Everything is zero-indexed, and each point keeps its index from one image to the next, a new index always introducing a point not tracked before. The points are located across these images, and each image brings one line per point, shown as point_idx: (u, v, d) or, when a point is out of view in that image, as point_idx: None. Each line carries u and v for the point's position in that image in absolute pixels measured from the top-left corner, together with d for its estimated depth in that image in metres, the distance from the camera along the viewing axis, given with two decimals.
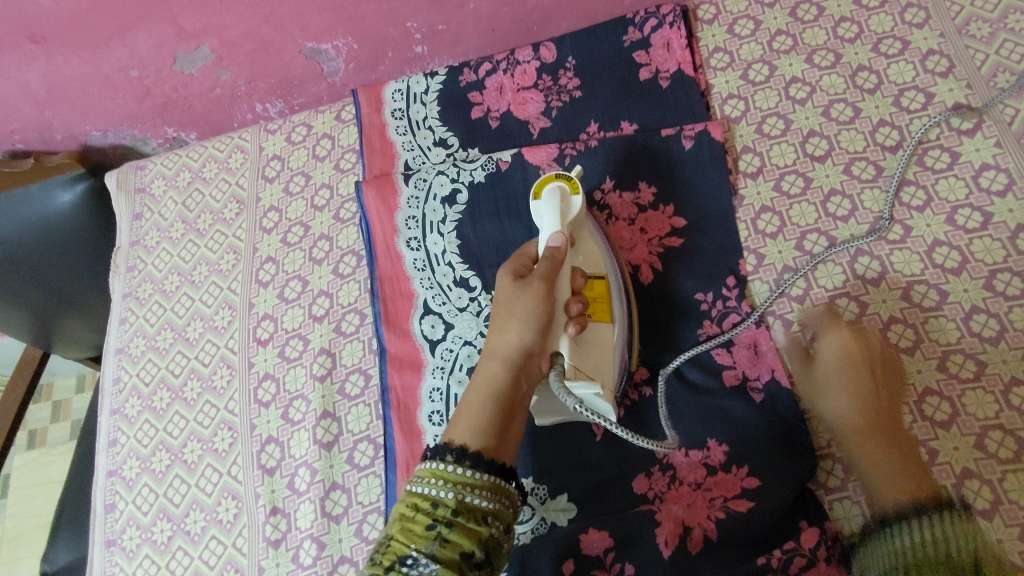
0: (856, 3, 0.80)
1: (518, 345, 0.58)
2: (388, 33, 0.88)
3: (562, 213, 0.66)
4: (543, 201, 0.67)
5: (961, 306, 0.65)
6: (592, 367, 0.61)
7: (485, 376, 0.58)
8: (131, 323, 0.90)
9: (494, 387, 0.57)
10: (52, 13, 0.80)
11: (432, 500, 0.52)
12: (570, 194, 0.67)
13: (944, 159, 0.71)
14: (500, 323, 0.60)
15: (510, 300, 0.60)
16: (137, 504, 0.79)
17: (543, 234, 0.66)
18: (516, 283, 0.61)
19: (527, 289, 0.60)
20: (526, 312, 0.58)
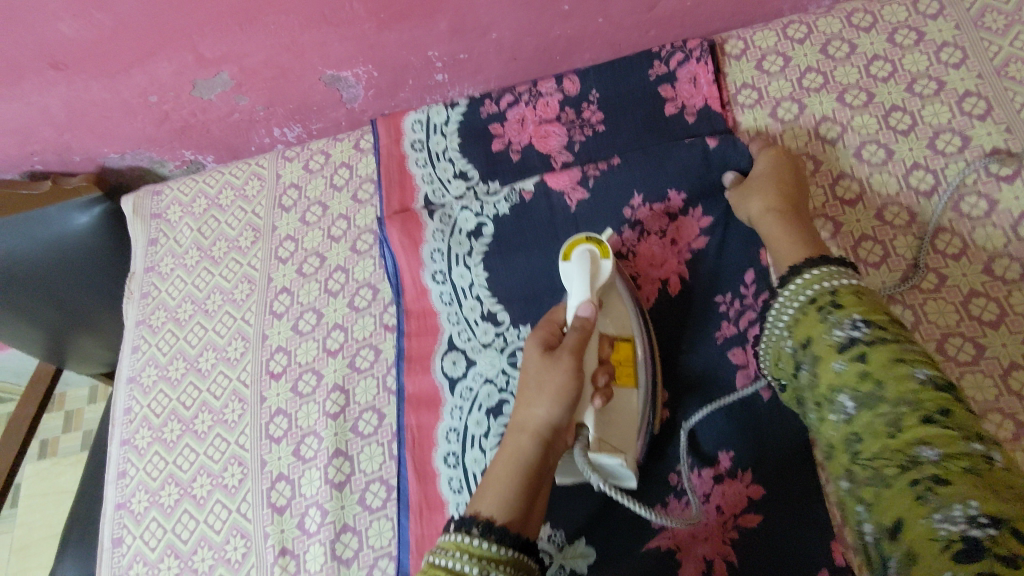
0: (889, 41, 0.78)
1: (546, 421, 0.59)
2: (409, 61, 0.86)
3: (592, 276, 0.65)
4: (572, 263, 0.66)
5: (999, 361, 0.63)
6: (620, 439, 0.61)
7: (513, 449, 0.59)
8: (143, 352, 0.89)
9: (521, 461, 0.58)
10: (75, 40, 0.80)
11: (455, 574, 0.51)
12: (600, 258, 0.66)
13: (981, 206, 0.69)
14: (528, 395, 0.61)
15: (539, 373, 0.61)
16: (145, 539, 0.78)
17: (572, 300, 0.65)
18: (546, 355, 0.61)
19: (557, 363, 0.60)
20: (555, 388, 0.59)
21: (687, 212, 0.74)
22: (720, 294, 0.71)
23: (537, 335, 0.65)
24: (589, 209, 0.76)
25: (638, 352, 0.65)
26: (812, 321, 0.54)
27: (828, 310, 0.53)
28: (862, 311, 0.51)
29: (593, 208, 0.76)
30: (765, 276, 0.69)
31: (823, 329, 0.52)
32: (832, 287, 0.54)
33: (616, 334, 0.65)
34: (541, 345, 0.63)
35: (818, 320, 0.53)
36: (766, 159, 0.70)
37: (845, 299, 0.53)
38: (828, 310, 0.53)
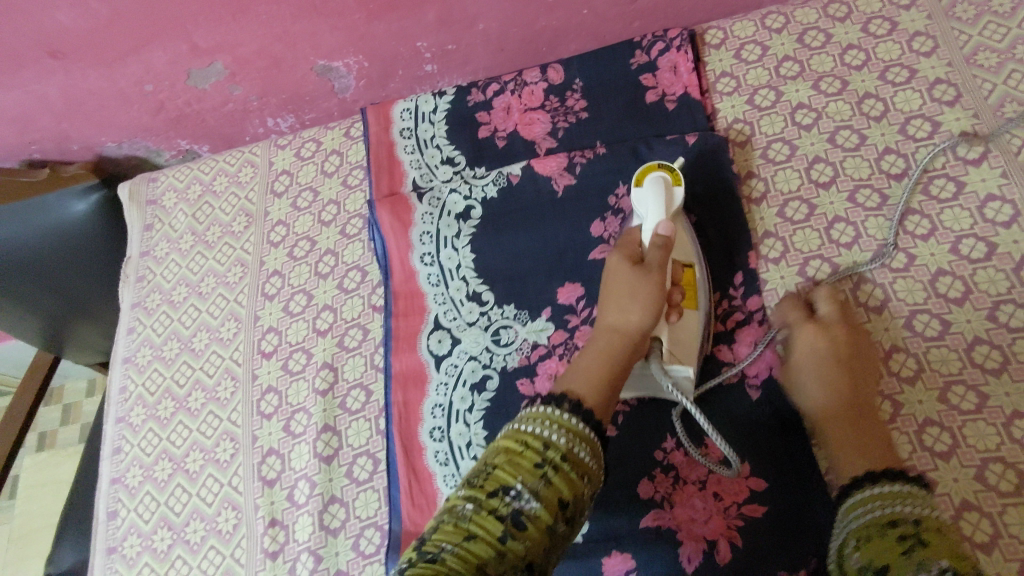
0: (863, 31, 0.80)
1: (636, 326, 0.61)
2: (399, 51, 0.89)
3: (667, 201, 0.67)
4: (646, 189, 0.69)
5: (964, 337, 0.65)
6: (685, 353, 0.66)
7: (605, 347, 0.61)
8: (138, 333, 0.91)
9: (611, 361, 0.60)
10: (73, 29, 0.82)
11: (543, 441, 0.53)
12: (673, 186, 0.68)
13: (949, 189, 0.71)
14: (617, 301, 0.63)
15: (632, 280, 0.63)
16: (138, 512, 0.80)
17: (647, 223, 0.67)
18: (635, 265, 0.64)
19: (649, 275, 0.63)
20: (647, 297, 0.62)
21: None
22: (709, 293, 0.73)
23: (619, 249, 0.67)
24: (574, 193, 0.78)
25: (700, 279, 0.69)
26: (891, 543, 0.48)
27: (912, 544, 0.47)
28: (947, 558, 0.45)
29: (579, 191, 0.78)
30: (752, 280, 0.72)
31: (903, 561, 0.46)
32: (912, 513, 0.50)
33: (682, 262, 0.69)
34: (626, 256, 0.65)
35: (887, 534, 0.49)
36: (811, 336, 0.64)
37: (931, 538, 0.47)
38: (909, 538, 0.48)
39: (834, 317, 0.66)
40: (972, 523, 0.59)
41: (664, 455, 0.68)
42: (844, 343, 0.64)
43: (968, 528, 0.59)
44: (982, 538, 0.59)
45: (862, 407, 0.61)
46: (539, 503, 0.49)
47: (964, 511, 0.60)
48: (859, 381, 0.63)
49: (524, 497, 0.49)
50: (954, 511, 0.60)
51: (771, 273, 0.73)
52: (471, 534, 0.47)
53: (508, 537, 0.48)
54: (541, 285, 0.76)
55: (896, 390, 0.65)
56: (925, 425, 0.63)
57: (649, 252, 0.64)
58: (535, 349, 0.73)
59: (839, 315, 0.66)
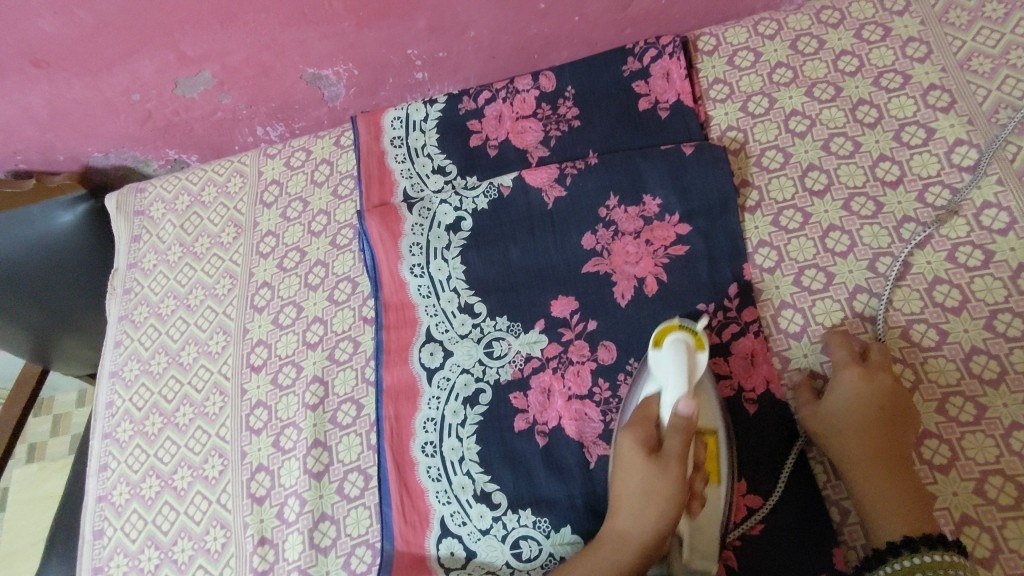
0: (856, 37, 0.80)
1: (647, 535, 0.57)
2: (389, 59, 0.88)
3: (689, 372, 0.59)
4: (665, 353, 0.60)
5: (961, 347, 0.64)
6: (706, 544, 0.60)
7: (614, 561, 0.58)
8: (126, 346, 0.89)
9: (616, 570, 0.57)
10: (57, 37, 0.81)
11: None
12: (695, 350, 0.60)
13: (944, 196, 0.70)
14: (629, 496, 0.58)
15: (646, 477, 0.57)
16: (126, 530, 0.79)
17: (666, 396, 0.59)
18: (651, 455, 0.58)
19: (666, 474, 0.56)
20: (661, 500, 0.57)
21: (661, 205, 0.75)
22: (704, 302, 0.71)
23: (633, 422, 0.61)
24: (568, 203, 0.77)
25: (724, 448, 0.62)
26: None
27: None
28: None
29: (572, 200, 0.77)
30: (747, 290, 0.71)
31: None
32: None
33: (704, 428, 0.62)
34: (640, 440, 0.59)
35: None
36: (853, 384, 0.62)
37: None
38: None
39: (880, 363, 0.63)
40: (972, 538, 0.58)
41: None
42: (890, 392, 0.61)
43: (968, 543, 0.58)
44: (982, 553, 0.58)
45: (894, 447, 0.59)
46: None
47: (964, 526, 0.59)
48: (899, 430, 0.60)
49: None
50: (954, 526, 0.59)
51: (766, 283, 0.72)
52: None
53: None
54: (534, 297, 0.75)
55: None
56: (924, 438, 0.62)
57: (667, 438, 0.58)
58: (528, 362, 0.72)
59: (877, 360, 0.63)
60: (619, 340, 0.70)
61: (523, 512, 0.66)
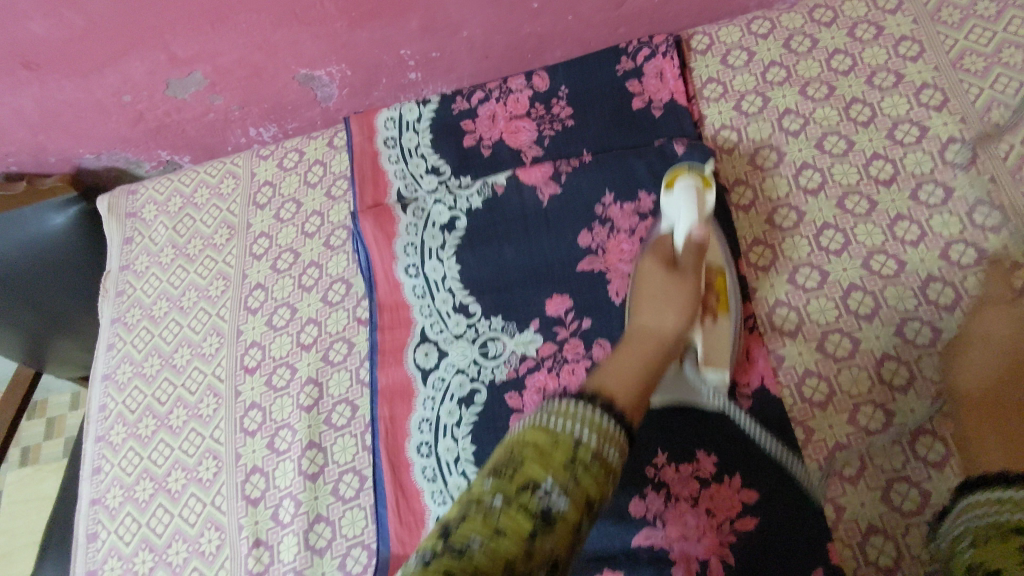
0: (849, 36, 0.80)
1: (676, 332, 0.55)
2: (382, 60, 0.88)
3: (699, 205, 0.63)
4: (677, 194, 0.64)
5: (955, 344, 0.64)
6: (720, 358, 0.64)
7: (644, 350, 0.53)
8: (118, 349, 0.89)
9: (650, 358, 0.52)
10: (46, 39, 0.80)
11: (573, 439, 0.41)
12: (704, 190, 0.65)
13: (937, 194, 0.70)
14: (650, 304, 0.57)
15: (668, 284, 0.57)
16: (119, 534, 0.78)
17: (681, 226, 0.62)
18: (669, 270, 0.59)
19: (687, 280, 0.58)
20: (684, 301, 0.56)
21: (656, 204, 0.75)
22: None
23: (650, 253, 0.62)
24: (562, 202, 0.77)
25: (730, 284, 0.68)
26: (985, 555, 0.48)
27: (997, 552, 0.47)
28: None
29: (566, 200, 0.77)
30: (741, 287, 0.72)
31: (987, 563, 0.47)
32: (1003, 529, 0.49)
33: (712, 267, 0.67)
34: (659, 258, 0.60)
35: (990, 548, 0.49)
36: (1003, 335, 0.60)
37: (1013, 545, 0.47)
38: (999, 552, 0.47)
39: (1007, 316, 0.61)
40: None
41: (655, 472, 0.67)
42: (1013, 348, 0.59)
43: None
44: None
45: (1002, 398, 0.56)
46: (565, 507, 0.39)
47: None
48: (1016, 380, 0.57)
49: (554, 495, 0.39)
50: None
51: (760, 281, 0.72)
52: (500, 531, 0.37)
53: (537, 538, 0.37)
54: (529, 296, 0.75)
55: (889, 399, 0.64)
56: (918, 435, 0.62)
57: (684, 255, 0.60)
58: (522, 362, 0.72)
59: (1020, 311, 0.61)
60: (614, 339, 0.70)
61: None
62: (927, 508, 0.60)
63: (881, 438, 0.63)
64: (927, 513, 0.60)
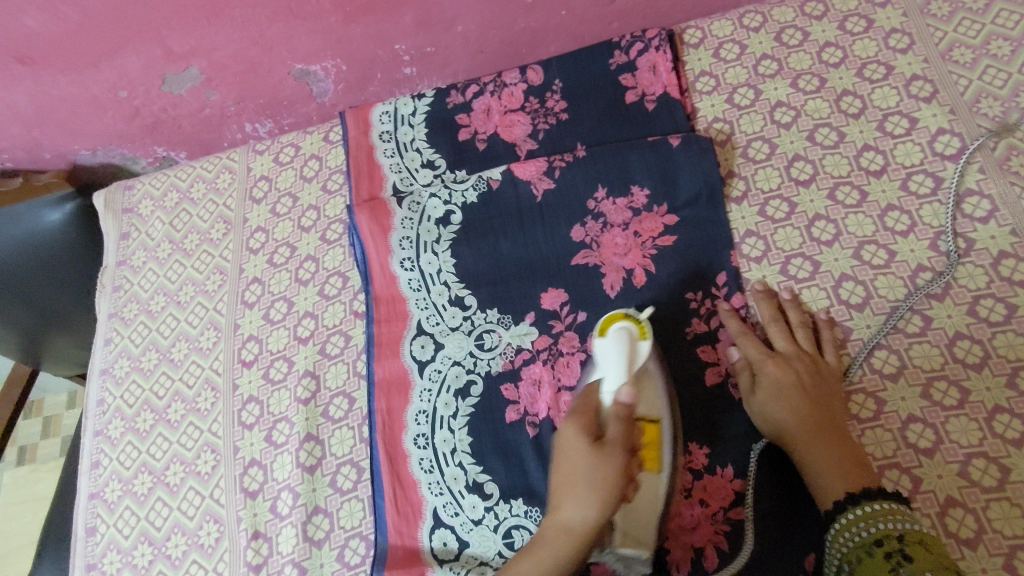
0: (840, 28, 0.80)
1: (587, 524, 0.57)
2: (377, 55, 0.88)
3: (630, 358, 0.63)
4: (609, 343, 0.64)
5: (945, 332, 0.65)
6: (639, 524, 0.63)
7: (555, 551, 0.58)
8: (116, 344, 0.89)
9: (557, 565, 0.57)
10: (42, 34, 0.80)
11: None
12: (638, 339, 0.64)
13: (927, 184, 0.71)
14: (566, 484, 0.58)
15: (589, 469, 0.57)
16: (118, 527, 0.79)
17: (607, 389, 0.61)
18: (593, 446, 0.58)
19: (610, 465, 0.57)
20: (599, 488, 0.57)
21: (649, 196, 0.76)
22: (692, 292, 0.73)
23: (575, 414, 0.61)
24: (556, 196, 0.78)
25: (666, 435, 0.63)
26: (880, 566, 0.53)
27: (898, 563, 0.52)
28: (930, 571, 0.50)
29: (561, 193, 0.78)
30: (735, 278, 0.72)
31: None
32: (900, 529, 0.54)
33: (643, 419, 0.63)
34: (582, 428, 0.59)
35: (876, 556, 0.53)
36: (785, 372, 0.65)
37: (916, 554, 0.52)
38: (895, 557, 0.52)
39: (788, 348, 0.67)
40: (956, 519, 0.59)
41: None
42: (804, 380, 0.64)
43: (952, 524, 0.59)
44: (967, 534, 0.59)
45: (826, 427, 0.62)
46: None
47: (949, 507, 0.60)
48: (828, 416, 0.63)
49: None
50: (938, 508, 0.60)
51: (753, 273, 0.73)
52: None
53: None
54: (524, 289, 0.76)
55: (879, 387, 0.65)
56: (908, 422, 0.63)
57: (609, 428, 0.59)
58: (518, 354, 0.73)
59: (796, 345, 0.68)
60: None
61: (515, 503, 0.67)
62: (916, 494, 0.61)
63: (872, 426, 0.64)
64: (916, 499, 0.61)
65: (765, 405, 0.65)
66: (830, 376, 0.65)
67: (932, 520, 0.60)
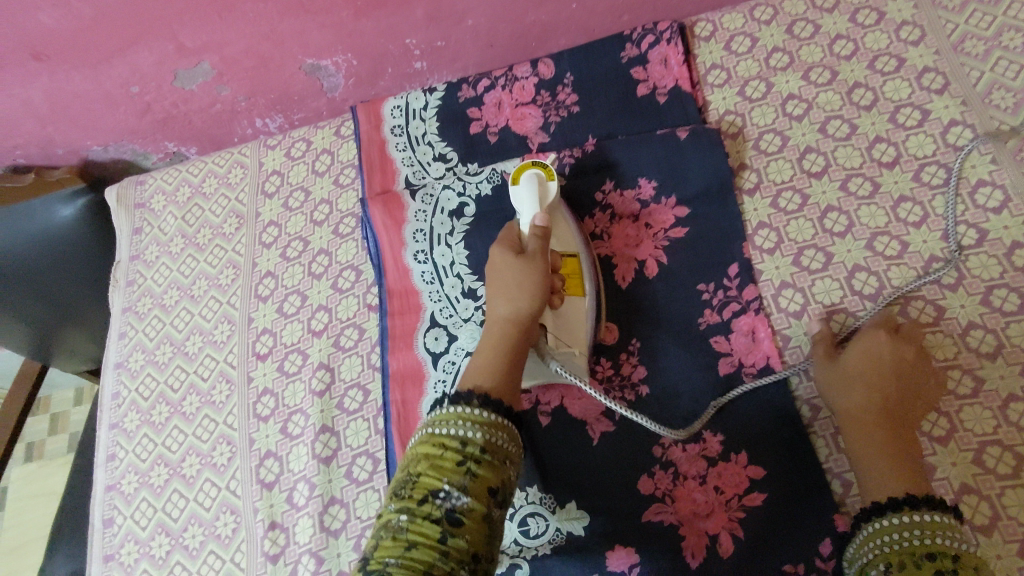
0: (851, 21, 0.81)
1: (526, 311, 0.62)
2: (387, 49, 0.88)
3: (541, 195, 0.70)
4: (521, 186, 0.70)
5: (959, 322, 0.66)
6: (569, 337, 0.69)
7: (497, 341, 0.61)
8: (130, 338, 0.90)
9: (501, 345, 0.61)
10: (56, 30, 0.81)
11: (459, 440, 0.52)
12: (547, 180, 0.71)
13: (940, 175, 0.71)
14: (497, 290, 0.64)
15: (516, 272, 0.64)
16: (135, 519, 0.79)
17: (526, 218, 0.69)
18: (518, 253, 0.65)
19: (530, 265, 0.64)
20: (528, 282, 0.63)
21: (661, 189, 0.76)
22: (704, 283, 0.73)
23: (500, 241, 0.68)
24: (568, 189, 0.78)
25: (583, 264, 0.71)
26: None
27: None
28: None
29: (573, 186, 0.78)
30: (747, 269, 0.72)
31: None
32: (956, 549, 0.51)
33: (561, 251, 0.70)
34: (506, 246, 0.66)
35: (924, 569, 0.51)
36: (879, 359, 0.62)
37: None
38: None
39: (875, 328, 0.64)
40: (971, 506, 0.60)
41: (662, 451, 0.68)
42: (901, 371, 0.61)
43: (967, 511, 0.60)
44: (983, 520, 0.59)
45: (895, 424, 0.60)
46: (470, 497, 0.49)
47: (964, 494, 0.60)
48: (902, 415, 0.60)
49: (454, 497, 0.49)
50: (954, 494, 0.61)
51: (766, 264, 0.73)
52: (411, 543, 0.47)
53: (448, 537, 0.48)
54: None
55: None
56: (923, 411, 0.64)
57: (530, 243, 0.66)
58: None
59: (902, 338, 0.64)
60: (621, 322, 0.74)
61: (531, 490, 0.70)
62: (932, 481, 0.62)
63: None
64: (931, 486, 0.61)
65: (842, 383, 0.62)
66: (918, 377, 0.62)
67: None
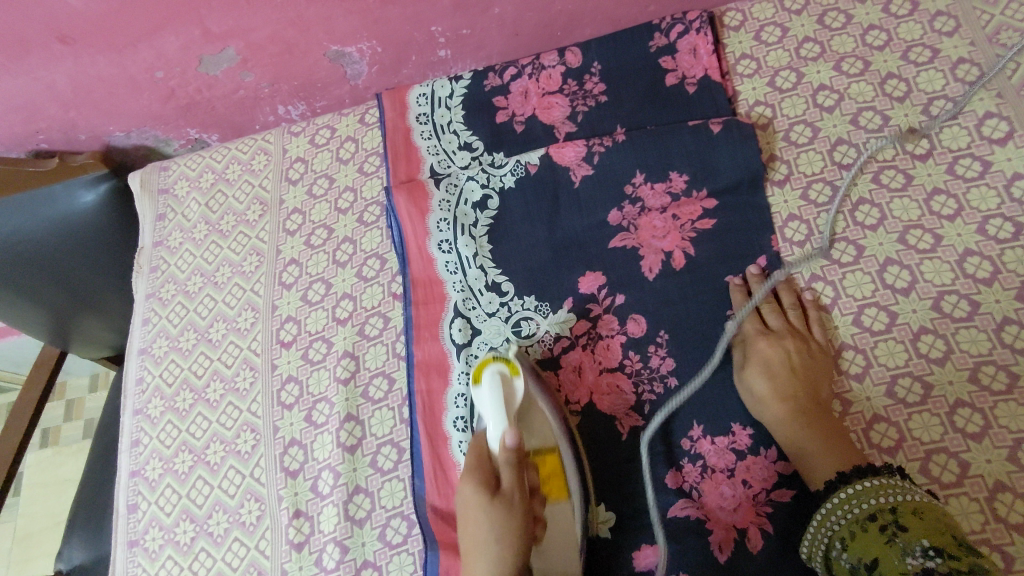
0: (884, 11, 0.79)
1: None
2: (412, 36, 0.88)
3: (507, 402, 0.65)
4: (484, 390, 0.66)
5: (993, 317, 0.65)
6: (558, 560, 0.67)
7: None
8: (153, 324, 0.90)
9: None
10: (83, 13, 0.80)
11: None
12: (512, 378, 0.67)
13: (974, 168, 0.70)
14: (473, 544, 0.62)
15: (494, 521, 0.61)
16: (160, 504, 0.79)
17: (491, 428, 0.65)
18: (493, 489, 0.62)
19: (508, 516, 0.61)
20: (502, 534, 0.61)
21: (689, 181, 0.75)
22: (732, 276, 0.72)
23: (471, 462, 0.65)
24: (595, 180, 0.77)
25: (565, 457, 0.68)
26: (877, 540, 0.54)
27: (894, 533, 0.53)
28: (928, 537, 0.51)
29: (599, 178, 0.77)
30: (776, 263, 0.72)
31: (892, 553, 0.52)
32: (891, 501, 0.55)
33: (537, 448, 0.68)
34: (478, 480, 0.63)
35: (870, 530, 0.55)
36: (773, 349, 0.68)
37: (909, 522, 0.53)
38: (890, 530, 0.53)
39: (782, 329, 0.69)
40: (1006, 504, 0.59)
41: (690, 444, 0.68)
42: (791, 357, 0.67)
43: (1002, 509, 0.59)
44: (1016, 518, 0.59)
45: (808, 407, 0.64)
46: None
47: (997, 491, 0.60)
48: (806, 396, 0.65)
49: None
50: (988, 492, 0.60)
51: (796, 256, 0.72)
52: None
53: None
54: (563, 273, 0.76)
55: (927, 371, 0.65)
56: (956, 407, 0.63)
57: (505, 464, 0.63)
58: (558, 341, 0.74)
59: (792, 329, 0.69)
60: (648, 314, 0.73)
61: None
62: (964, 479, 0.61)
63: (919, 411, 0.64)
64: (965, 484, 0.61)
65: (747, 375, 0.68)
66: (817, 358, 0.67)
67: (981, 504, 0.60)
